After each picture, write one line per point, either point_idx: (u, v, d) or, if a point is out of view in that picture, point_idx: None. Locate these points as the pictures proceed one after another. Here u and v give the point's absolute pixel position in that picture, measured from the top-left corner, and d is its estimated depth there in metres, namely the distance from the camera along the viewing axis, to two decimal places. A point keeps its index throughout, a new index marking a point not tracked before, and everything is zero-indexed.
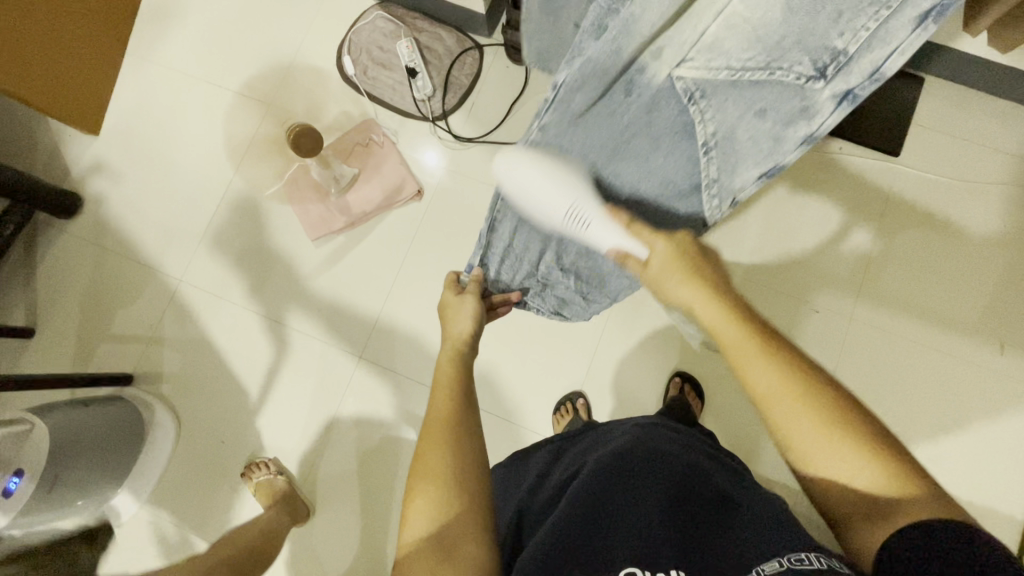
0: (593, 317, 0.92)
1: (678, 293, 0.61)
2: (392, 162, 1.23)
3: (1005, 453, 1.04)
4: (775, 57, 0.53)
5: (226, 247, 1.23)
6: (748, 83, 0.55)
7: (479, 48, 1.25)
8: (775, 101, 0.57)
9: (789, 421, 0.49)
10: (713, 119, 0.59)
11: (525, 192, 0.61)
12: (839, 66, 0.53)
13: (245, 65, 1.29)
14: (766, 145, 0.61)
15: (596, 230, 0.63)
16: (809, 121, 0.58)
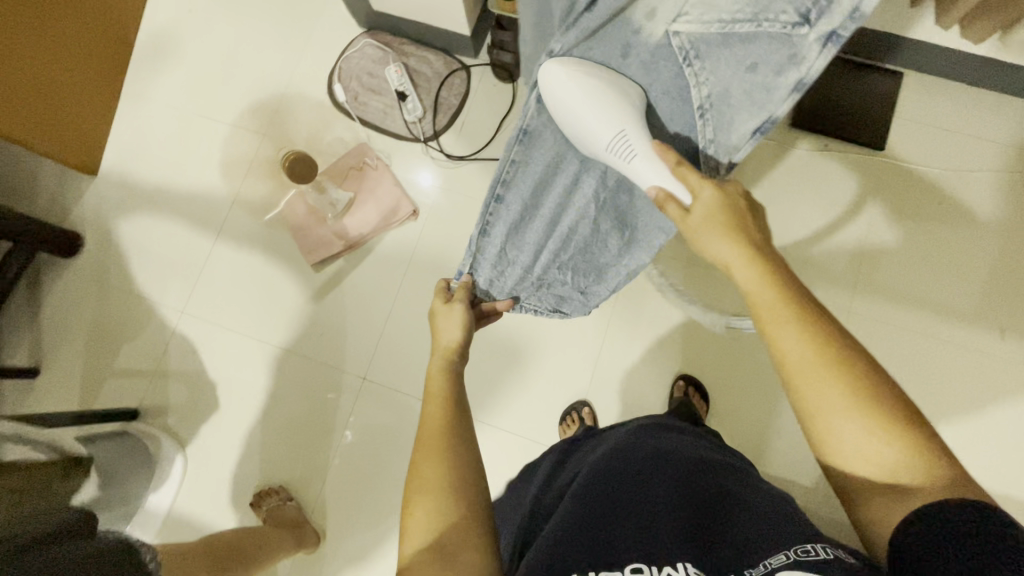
0: (593, 309, 0.91)
1: (714, 249, 0.60)
2: (386, 184, 1.24)
3: (1015, 438, 1.04)
4: (761, 8, 0.50)
5: (227, 277, 1.24)
6: (739, 36, 0.52)
7: (467, 68, 1.28)
8: (765, 55, 0.53)
9: (816, 393, 0.48)
10: (708, 80, 0.56)
11: (573, 105, 0.56)
12: (819, 10, 0.50)
13: (238, 99, 1.32)
14: (758, 97, 0.57)
15: (641, 164, 0.61)
16: (797, 69, 0.54)
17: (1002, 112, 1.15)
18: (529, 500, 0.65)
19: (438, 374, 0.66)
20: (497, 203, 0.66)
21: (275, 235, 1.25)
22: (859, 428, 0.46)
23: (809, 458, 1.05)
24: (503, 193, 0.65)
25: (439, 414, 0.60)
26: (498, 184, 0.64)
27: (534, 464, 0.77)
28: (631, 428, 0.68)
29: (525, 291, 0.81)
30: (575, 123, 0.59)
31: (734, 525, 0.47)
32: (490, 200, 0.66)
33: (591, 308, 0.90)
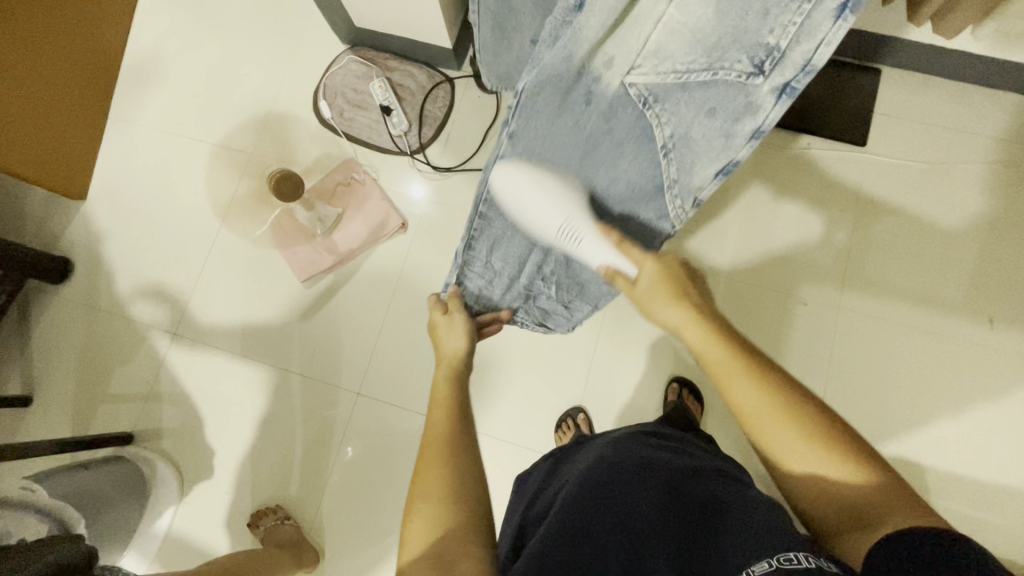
0: (575, 325, 0.97)
1: (664, 312, 0.65)
2: (375, 199, 1.25)
3: (1008, 427, 1.04)
4: (716, 58, 0.51)
5: (219, 296, 1.24)
6: (695, 84, 0.53)
7: (450, 81, 1.29)
8: (724, 99, 0.55)
9: (772, 439, 0.51)
10: (670, 121, 0.58)
11: (529, 206, 0.60)
12: (775, 61, 0.50)
13: (224, 119, 1.32)
14: (719, 141, 0.59)
15: (587, 245, 0.66)
16: (753, 117, 0.56)
17: (980, 104, 1.17)
18: (527, 507, 0.64)
19: (445, 388, 0.67)
20: (481, 219, 0.65)
21: (264, 253, 1.25)
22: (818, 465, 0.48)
23: None
24: (486, 211, 0.63)
25: (443, 427, 0.60)
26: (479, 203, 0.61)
27: (528, 472, 0.76)
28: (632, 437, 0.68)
29: (516, 300, 0.84)
30: (532, 213, 0.61)
31: (721, 535, 0.47)
32: (474, 215, 0.64)
33: (574, 324, 0.96)
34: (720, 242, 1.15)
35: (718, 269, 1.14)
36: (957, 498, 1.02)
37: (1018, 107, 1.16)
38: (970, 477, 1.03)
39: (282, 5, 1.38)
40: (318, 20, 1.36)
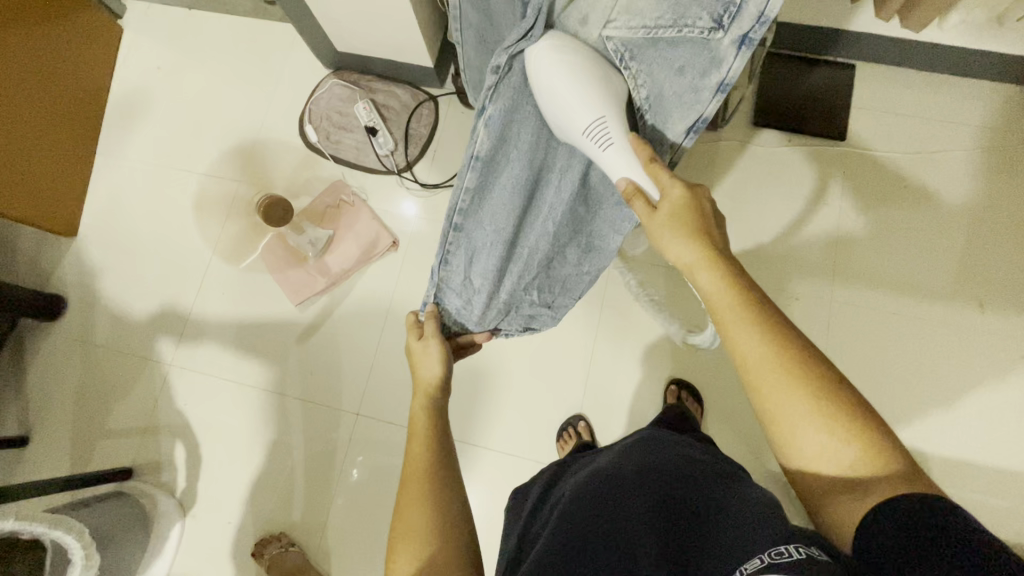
0: (560, 321, 0.91)
1: (663, 240, 0.62)
2: (365, 219, 1.25)
3: (1007, 409, 1.05)
4: (680, 14, 0.57)
5: (213, 324, 1.24)
6: (665, 43, 0.59)
7: (433, 98, 1.30)
8: (690, 58, 0.59)
9: (772, 396, 0.49)
10: (645, 82, 0.62)
11: (553, 90, 0.59)
12: (731, 15, 0.55)
13: (212, 148, 1.34)
14: (688, 98, 0.62)
15: (609, 154, 0.62)
16: (718, 70, 0.59)
17: (955, 93, 1.19)
18: (522, 523, 0.64)
19: (423, 416, 0.67)
20: (457, 231, 0.67)
21: (256, 279, 1.25)
22: (814, 427, 0.47)
23: None
24: (462, 221, 0.66)
25: (420, 458, 0.60)
26: (455, 213, 0.65)
27: (527, 486, 0.76)
28: (627, 445, 0.67)
29: (498, 318, 0.82)
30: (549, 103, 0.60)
31: (716, 536, 0.47)
32: (448, 228, 0.67)
33: (559, 319, 0.90)
34: None
35: None
36: (962, 484, 1.02)
37: (992, 94, 1.18)
38: (972, 462, 1.03)
39: (264, 34, 1.40)
40: (300, 47, 1.38)
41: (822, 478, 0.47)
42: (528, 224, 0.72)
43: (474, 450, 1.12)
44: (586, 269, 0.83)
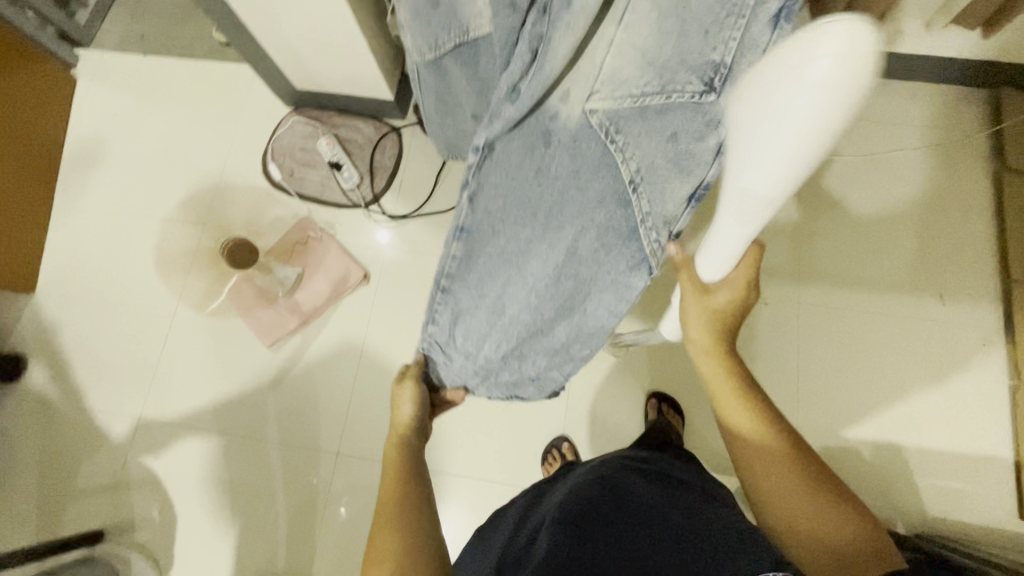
0: (554, 394, 0.80)
1: (688, 315, 0.65)
2: (334, 254, 1.24)
3: (977, 396, 1.07)
4: (668, 80, 0.51)
5: (182, 373, 1.21)
6: (654, 112, 0.53)
7: (396, 130, 1.31)
8: (683, 124, 0.53)
9: (774, 483, 0.60)
10: (634, 155, 0.55)
11: (754, 148, 0.40)
12: (725, 78, 0.49)
13: (173, 192, 1.32)
14: (679, 164, 0.55)
15: (721, 226, 0.52)
16: (716, 133, 0.52)
17: (897, 95, 1.24)
18: (500, 542, 0.65)
19: (393, 448, 0.70)
20: (444, 294, 0.64)
21: (225, 323, 1.22)
22: (806, 507, 0.58)
23: None
24: (449, 285, 0.63)
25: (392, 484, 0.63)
26: (442, 277, 0.62)
27: (505, 508, 0.75)
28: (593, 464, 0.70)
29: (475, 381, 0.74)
30: (754, 141, 0.40)
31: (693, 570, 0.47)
32: (436, 290, 0.63)
33: (548, 392, 0.79)
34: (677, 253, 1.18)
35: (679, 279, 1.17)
36: (939, 473, 1.04)
37: (932, 92, 1.23)
38: (948, 451, 1.05)
39: (222, 75, 1.40)
40: (259, 86, 1.38)
41: (799, 534, 0.58)
42: (510, 290, 0.61)
43: (459, 481, 1.10)
44: (580, 347, 0.69)
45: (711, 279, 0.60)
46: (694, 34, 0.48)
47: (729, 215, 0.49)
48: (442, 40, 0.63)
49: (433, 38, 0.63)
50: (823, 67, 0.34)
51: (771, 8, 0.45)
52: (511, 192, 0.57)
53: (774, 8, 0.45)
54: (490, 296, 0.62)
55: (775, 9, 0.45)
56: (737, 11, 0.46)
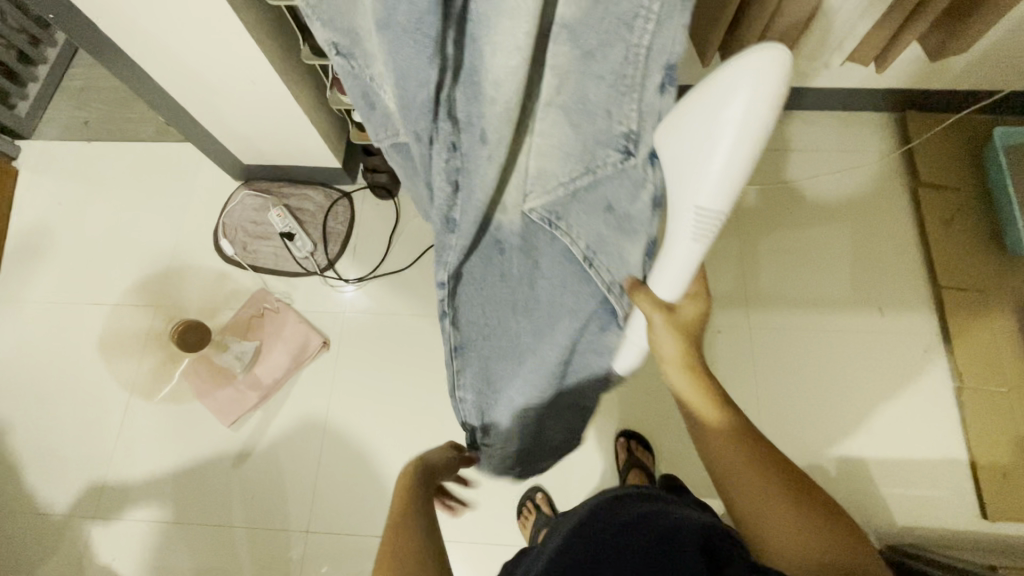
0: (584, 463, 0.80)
1: (660, 340, 0.56)
2: (292, 323, 1.23)
3: (926, 401, 1.11)
4: (590, 160, 0.55)
5: (141, 462, 1.16)
6: (585, 189, 0.57)
7: (347, 195, 1.33)
8: (617, 192, 0.56)
9: (751, 496, 0.54)
10: (579, 237, 0.58)
11: (694, 161, 0.46)
12: (635, 142, 0.53)
13: (124, 277, 1.30)
14: (620, 227, 0.57)
15: (680, 241, 0.50)
16: (643, 189, 0.55)
17: (817, 124, 1.33)
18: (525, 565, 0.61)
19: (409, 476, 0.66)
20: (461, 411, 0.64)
21: (182, 406, 1.19)
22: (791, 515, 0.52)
23: None
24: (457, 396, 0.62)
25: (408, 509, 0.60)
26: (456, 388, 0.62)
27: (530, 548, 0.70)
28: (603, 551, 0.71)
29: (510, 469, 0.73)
30: (696, 156, 0.46)
31: None
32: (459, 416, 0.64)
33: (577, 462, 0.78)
34: None
35: None
36: (902, 482, 1.07)
37: (848, 119, 1.33)
38: (907, 458, 1.08)
39: (170, 156, 1.40)
40: (208, 163, 1.39)
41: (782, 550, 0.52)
42: (511, 378, 0.61)
43: None
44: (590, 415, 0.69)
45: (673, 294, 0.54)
46: (600, 117, 0.51)
47: (683, 232, 0.49)
48: (380, 136, 0.60)
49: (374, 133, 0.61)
50: (743, 95, 0.42)
51: (657, 78, 0.48)
52: (486, 300, 0.59)
53: (659, 80, 0.49)
54: (502, 393, 0.62)
55: (659, 81, 0.49)
56: (630, 90, 0.49)
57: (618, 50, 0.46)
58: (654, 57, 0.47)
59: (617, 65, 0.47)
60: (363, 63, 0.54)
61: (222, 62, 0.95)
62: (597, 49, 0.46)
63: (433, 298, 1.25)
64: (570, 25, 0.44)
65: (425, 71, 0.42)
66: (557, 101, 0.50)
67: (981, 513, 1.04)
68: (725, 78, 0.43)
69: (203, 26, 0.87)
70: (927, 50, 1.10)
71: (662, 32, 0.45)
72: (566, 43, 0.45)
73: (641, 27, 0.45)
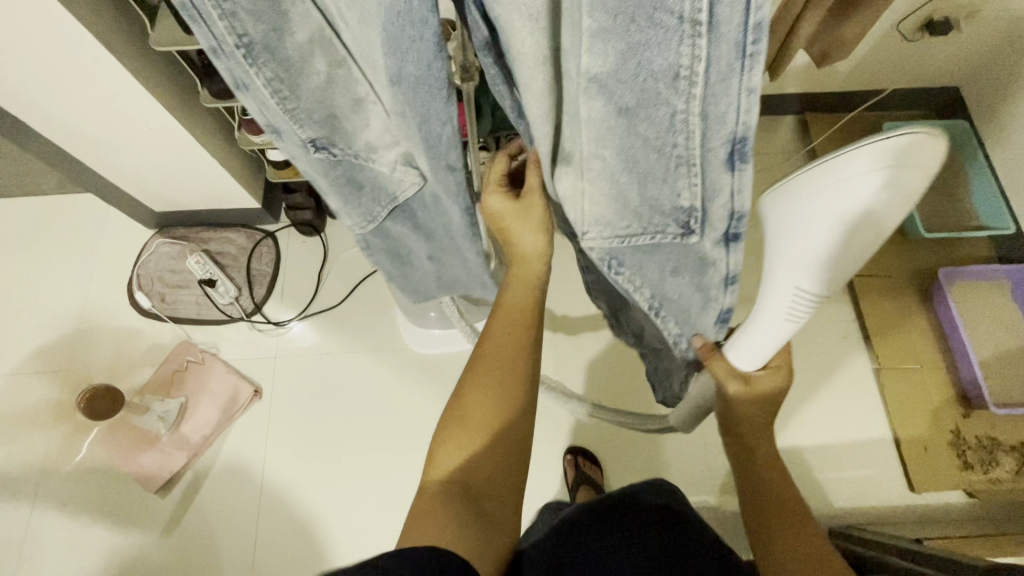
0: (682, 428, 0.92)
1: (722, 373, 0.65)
2: (219, 374, 1.17)
3: (850, 385, 1.17)
4: (647, 221, 0.54)
5: (59, 549, 1.05)
6: (645, 245, 0.57)
7: (271, 235, 1.28)
8: (681, 258, 0.57)
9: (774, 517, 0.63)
10: (641, 285, 0.64)
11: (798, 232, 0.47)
12: (699, 220, 0.51)
13: (28, 342, 1.20)
14: (692, 283, 0.59)
15: (770, 319, 0.57)
16: (714, 267, 0.55)
17: None
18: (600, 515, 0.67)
19: (490, 359, 0.59)
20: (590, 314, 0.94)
21: (104, 479, 1.10)
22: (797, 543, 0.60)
23: (699, 473, 1.12)
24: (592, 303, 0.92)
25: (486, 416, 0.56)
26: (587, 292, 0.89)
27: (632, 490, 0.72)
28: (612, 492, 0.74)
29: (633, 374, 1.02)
30: (805, 230, 0.46)
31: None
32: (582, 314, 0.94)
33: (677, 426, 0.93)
34: (566, 308, 1.24)
35: (574, 332, 1.23)
36: (836, 464, 1.12)
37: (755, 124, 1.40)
38: (838, 442, 1.13)
39: (74, 210, 1.32)
40: (118, 213, 1.32)
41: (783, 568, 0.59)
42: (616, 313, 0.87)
43: None
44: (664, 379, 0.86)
45: (752, 364, 0.63)
46: (656, 180, 0.49)
47: (777, 312, 0.55)
48: (374, 213, 0.71)
49: (364, 213, 0.71)
50: (869, 173, 0.41)
51: (721, 150, 0.43)
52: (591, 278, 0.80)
53: (723, 151, 0.43)
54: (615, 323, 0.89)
55: (725, 152, 0.43)
56: (686, 162, 0.45)
57: (662, 113, 0.43)
58: (712, 126, 0.42)
59: (662, 129, 0.44)
60: (344, 146, 0.62)
61: (112, 111, 0.91)
62: (638, 106, 0.43)
63: (368, 333, 1.22)
64: (602, 80, 0.42)
65: (445, 108, 0.48)
66: (602, 154, 0.49)
67: (909, 486, 1.09)
68: (849, 161, 0.42)
69: (85, 76, 0.83)
70: (814, 59, 1.17)
71: (713, 95, 0.40)
72: (600, 96, 0.43)
73: (686, 89, 0.40)
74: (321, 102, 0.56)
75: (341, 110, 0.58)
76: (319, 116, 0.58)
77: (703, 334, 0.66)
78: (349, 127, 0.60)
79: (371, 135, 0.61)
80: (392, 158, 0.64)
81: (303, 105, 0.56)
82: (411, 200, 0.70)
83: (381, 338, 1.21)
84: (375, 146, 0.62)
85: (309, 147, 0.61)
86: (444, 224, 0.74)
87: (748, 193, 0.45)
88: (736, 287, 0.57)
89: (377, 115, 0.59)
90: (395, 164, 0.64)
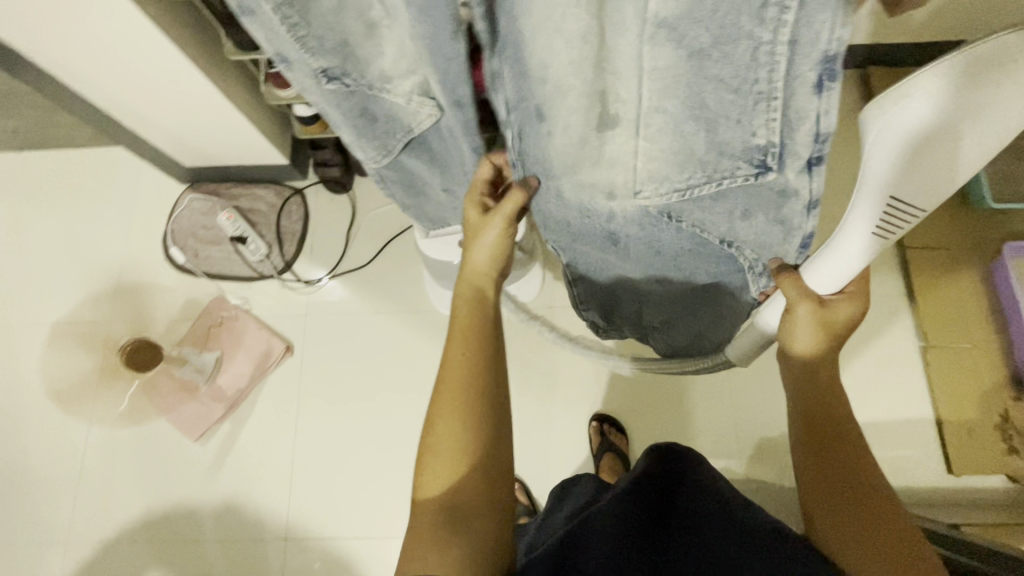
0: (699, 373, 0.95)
1: (797, 329, 0.60)
2: (252, 331, 1.20)
3: (892, 362, 1.12)
4: (712, 168, 0.51)
5: (108, 492, 1.13)
6: (706, 195, 0.54)
7: (299, 192, 1.27)
8: (752, 199, 0.54)
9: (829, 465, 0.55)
10: (710, 228, 0.60)
11: (914, 148, 0.43)
12: (777, 156, 0.48)
13: (71, 296, 1.24)
14: (776, 220, 0.55)
15: (856, 234, 0.55)
16: (796, 198, 0.51)
17: None
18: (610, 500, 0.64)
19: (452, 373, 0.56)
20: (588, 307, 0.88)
21: (147, 428, 1.16)
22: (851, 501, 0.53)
23: (727, 443, 1.11)
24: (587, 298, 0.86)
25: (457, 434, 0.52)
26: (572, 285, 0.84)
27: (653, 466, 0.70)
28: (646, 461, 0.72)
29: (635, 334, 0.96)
30: (913, 156, 0.44)
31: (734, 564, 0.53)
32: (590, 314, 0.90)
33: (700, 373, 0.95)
34: None
35: None
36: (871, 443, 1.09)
37: None
38: (873, 420, 1.10)
39: (108, 165, 1.33)
40: (149, 169, 1.32)
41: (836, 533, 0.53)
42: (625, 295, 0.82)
43: None
44: (698, 327, 0.85)
45: (829, 287, 0.59)
46: (728, 122, 0.47)
47: (869, 221, 0.53)
48: (389, 144, 0.69)
49: (381, 143, 0.68)
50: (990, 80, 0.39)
51: (811, 73, 0.40)
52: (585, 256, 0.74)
53: (811, 75, 0.41)
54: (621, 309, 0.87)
55: (812, 76, 0.41)
56: (767, 96, 0.43)
57: (744, 47, 0.41)
58: (800, 49, 0.40)
59: (741, 66, 0.42)
60: (357, 77, 0.60)
61: (136, 65, 0.89)
62: (713, 45, 0.41)
63: (396, 295, 1.21)
64: (670, 23, 0.41)
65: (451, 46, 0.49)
66: (665, 108, 0.48)
67: (947, 469, 1.06)
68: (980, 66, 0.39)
69: (105, 27, 0.80)
70: None
71: (807, 21, 0.38)
72: (669, 41, 0.42)
73: (776, 16, 0.38)
74: (331, 25, 0.55)
75: (353, 37, 0.56)
76: (332, 44, 0.56)
77: (782, 257, 0.61)
78: (362, 54, 0.58)
79: (386, 64, 0.59)
80: (407, 88, 0.61)
81: (316, 32, 0.55)
82: (428, 131, 0.67)
83: (408, 299, 1.21)
84: (390, 76, 0.60)
85: (322, 76, 0.59)
86: (456, 151, 0.70)
87: (837, 114, 0.42)
88: (819, 210, 0.52)
89: (391, 41, 0.57)
90: (413, 95, 0.62)
